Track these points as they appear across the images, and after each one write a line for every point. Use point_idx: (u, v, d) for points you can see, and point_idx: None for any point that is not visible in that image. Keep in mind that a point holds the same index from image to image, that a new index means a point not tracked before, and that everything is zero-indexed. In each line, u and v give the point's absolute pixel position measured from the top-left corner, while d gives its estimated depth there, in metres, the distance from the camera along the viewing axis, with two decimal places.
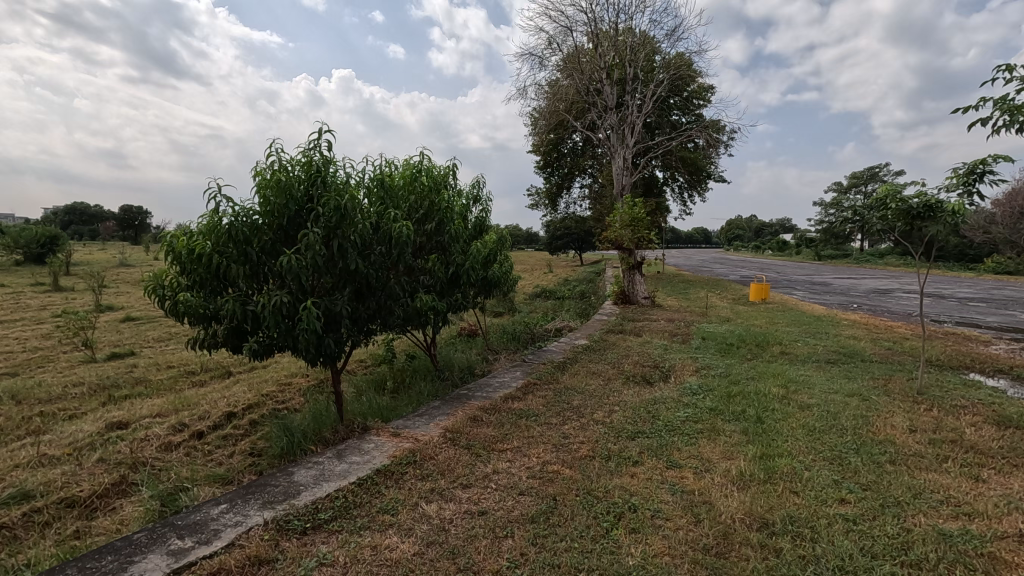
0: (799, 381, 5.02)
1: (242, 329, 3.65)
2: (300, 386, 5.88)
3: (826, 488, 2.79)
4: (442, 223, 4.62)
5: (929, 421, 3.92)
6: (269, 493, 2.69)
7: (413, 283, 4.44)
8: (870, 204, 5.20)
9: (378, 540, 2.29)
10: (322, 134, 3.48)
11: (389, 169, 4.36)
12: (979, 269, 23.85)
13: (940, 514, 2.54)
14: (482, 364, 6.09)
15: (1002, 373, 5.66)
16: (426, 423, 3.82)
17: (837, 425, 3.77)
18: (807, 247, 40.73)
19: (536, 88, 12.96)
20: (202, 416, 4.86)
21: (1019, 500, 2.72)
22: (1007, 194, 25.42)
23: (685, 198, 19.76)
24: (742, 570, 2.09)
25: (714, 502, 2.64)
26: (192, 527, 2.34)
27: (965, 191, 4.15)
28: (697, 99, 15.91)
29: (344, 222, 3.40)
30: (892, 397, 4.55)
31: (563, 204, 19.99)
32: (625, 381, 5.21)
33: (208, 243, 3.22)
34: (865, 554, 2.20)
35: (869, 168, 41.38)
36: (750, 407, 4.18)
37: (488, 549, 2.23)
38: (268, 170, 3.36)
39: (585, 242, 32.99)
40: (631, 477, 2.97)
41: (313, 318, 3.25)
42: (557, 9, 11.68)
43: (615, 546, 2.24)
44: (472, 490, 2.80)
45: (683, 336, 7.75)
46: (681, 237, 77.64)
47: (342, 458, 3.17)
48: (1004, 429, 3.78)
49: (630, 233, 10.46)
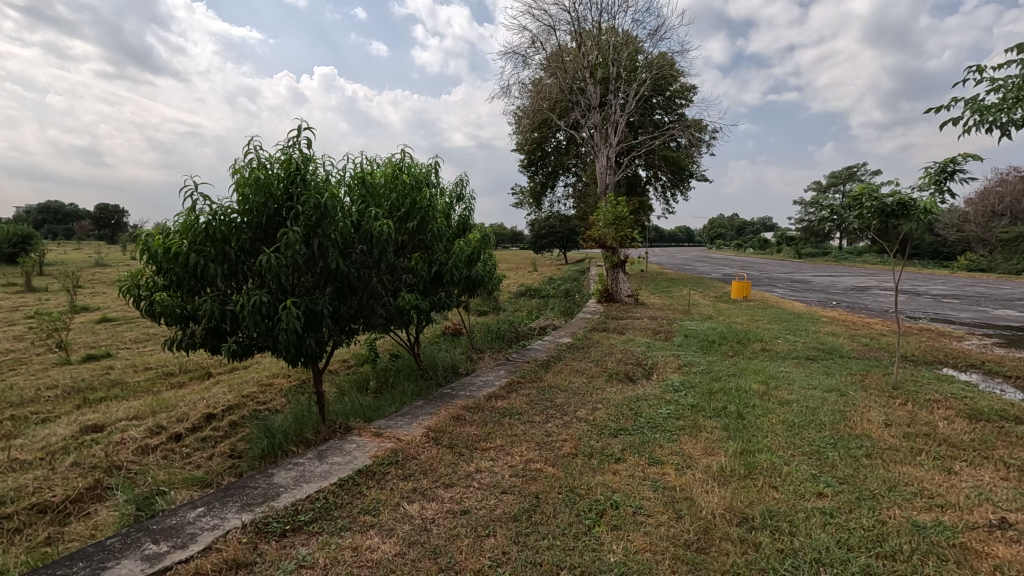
0: (779, 376, 5.11)
1: (221, 329, 3.60)
2: (282, 386, 5.83)
3: (805, 483, 2.83)
4: (424, 221, 4.59)
5: (904, 414, 4.02)
6: (248, 496, 2.64)
7: (396, 282, 4.41)
8: (847, 203, 5.26)
9: (360, 541, 2.26)
10: (301, 132, 3.44)
11: (370, 167, 4.32)
12: (952, 267, 24.38)
13: (914, 506, 2.60)
14: (466, 364, 6.07)
15: (975, 368, 5.79)
16: (409, 423, 3.80)
17: (815, 420, 3.83)
18: (787, 246, 41.39)
19: (520, 87, 12.93)
20: (179, 418, 4.79)
21: (989, 491, 2.78)
22: (979, 194, 26.15)
23: (668, 198, 19.99)
24: (722, 566, 2.10)
25: (695, 498, 2.66)
26: (168, 531, 2.30)
27: (937, 190, 4.24)
28: (679, 98, 16.06)
29: (324, 221, 3.36)
30: (869, 392, 4.63)
31: (547, 203, 20.14)
32: (608, 379, 5.22)
33: (184, 243, 3.17)
34: (841, 546, 2.24)
35: (849, 167, 41.95)
36: (731, 403, 4.24)
37: (470, 548, 2.22)
38: (247, 168, 3.30)
39: (569, 241, 33.13)
40: (613, 474, 2.98)
41: (292, 318, 3.21)
42: (540, 8, 11.68)
43: (597, 544, 2.25)
44: (454, 489, 2.78)
45: (666, 333, 7.84)
46: (664, 236, 78.19)
47: (324, 459, 3.14)
48: (975, 423, 3.88)
49: (614, 232, 10.50)
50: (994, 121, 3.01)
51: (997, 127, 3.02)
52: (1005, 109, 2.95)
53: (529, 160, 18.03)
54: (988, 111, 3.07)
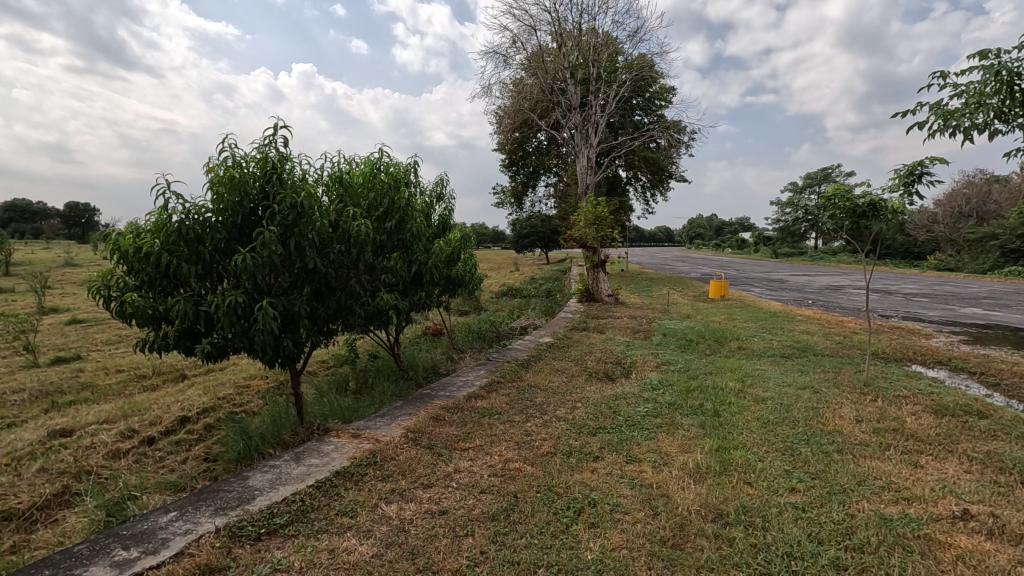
0: (754, 374, 5.21)
1: (195, 330, 3.52)
2: (259, 388, 5.73)
3: (778, 478, 2.89)
4: (402, 221, 4.57)
5: (874, 410, 4.13)
6: (222, 499, 2.60)
7: (375, 282, 4.37)
8: (821, 203, 5.37)
9: (336, 543, 2.25)
10: (277, 130, 3.39)
11: (348, 166, 4.28)
12: (922, 267, 24.99)
13: (881, 499, 2.67)
14: (447, 364, 6.05)
15: (942, 364, 5.97)
16: (388, 423, 3.78)
17: (789, 417, 3.92)
18: (765, 245, 42.01)
19: (501, 86, 12.93)
20: (153, 421, 4.69)
21: (953, 484, 2.88)
22: (946, 195, 26.95)
23: (648, 198, 20.18)
24: (697, 562, 2.13)
25: (671, 495, 2.70)
26: (138, 537, 2.25)
27: (906, 192, 4.35)
28: (658, 99, 16.23)
29: (302, 220, 3.33)
30: (841, 389, 4.74)
31: (528, 203, 20.17)
32: (588, 378, 5.26)
33: (156, 242, 3.10)
34: (812, 540, 2.29)
35: (826, 169, 42.70)
36: (708, 401, 4.31)
37: (447, 548, 2.22)
38: (221, 166, 3.25)
39: (551, 241, 33.21)
40: (591, 472, 3.01)
41: (269, 318, 3.17)
42: (521, 8, 11.72)
43: (575, 542, 2.26)
44: (433, 489, 2.78)
45: (645, 332, 7.93)
46: (644, 236, 78.96)
47: (301, 461, 3.11)
48: (941, 418, 4.00)
49: (594, 232, 10.56)
50: (957, 126, 3.04)
51: (960, 133, 3.04)
52: (968, 114, 2.96)
53: (510, 160, 18.04)
54: (951, 116, 3.07)
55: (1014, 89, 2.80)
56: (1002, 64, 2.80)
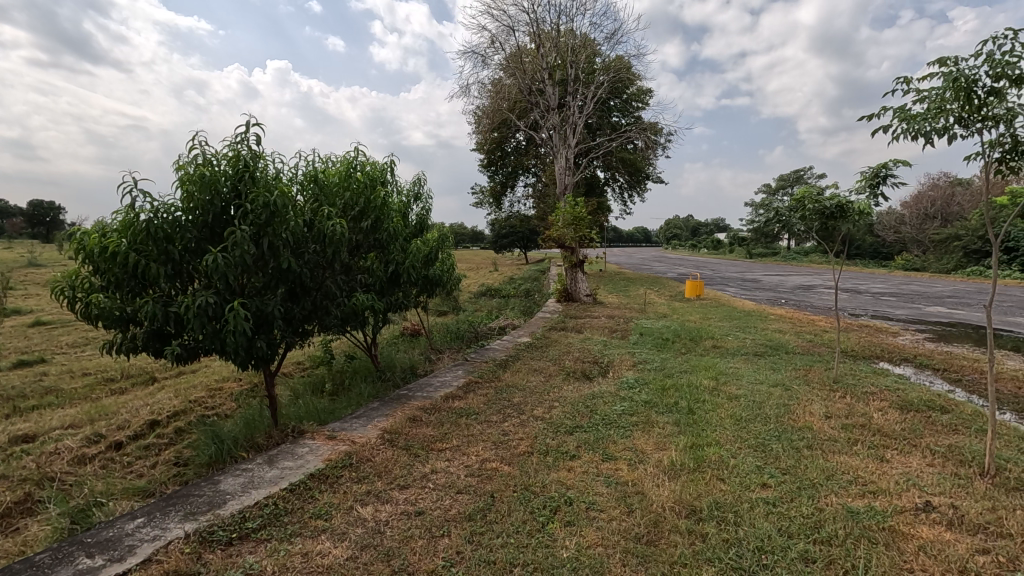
0: (728, 373, 5.30)
1: (165, 332, 3.44)
2: (232, 390, 5.63)
3: (750, 474, 2.94)
4: (378, 221, 4.53)
5: (843, 407, 4.24)
6: (192, 504, 2.55)
7: (351, 282, 4.32)
8: (791, 206, 5.50)
9: (310, 546, 2.22)
10: (249, 127, 3.33)
11: (323, 165, 4.22)
12: (889, 268, 25.68)
13: (849, 493, 2.75)
14: (424, 364, 6.03)
15: (908, 362, 6.16)
16: (364, 425, 3.75)
17: (761, 413, 4.00)
18: (740, 246, 42.78)
19: (479, 86, 12.91)
20: (120, 425, 4.57)
21: (917, 477, 2.97)
22: (912, 197, 27.82)
23: (626, 199, 20.32)
24: (671, 558, 2.16)
25: (646, 492, 2.73)
26: (103, 544, 2.19)
27: (872, 194, 4.48)
28: (636, 101, 16.40)
29: (275, 220, 3.27)
30: (811, 386, 4.86)
31: (507, 203, 20.17)
32: (565, 377, 5.29)
33: (123, 242, 3.01)
34: (782, 534, 2.34)
35: (798, 172, 43.54)
36: (683, 399, 4.37)
37: (424, 549, 2.21)
38: (191, 164, 3.18)
39: (529, 241, 33.27)
40: (568, 471, 3.03)
41: (241, 319, 3.11)
42: (499, 8, 11.71)
43: (551, 540, 2.28)
44: (409, 490, 2.77)
45: (623, 331, 8.00)
46: (622, 237, 79.75)
47: (274, 464, 3.06)
48: (906, 413, 4.13)
49: (573, 232, 10.60)
50: (919, 130, 3.13)
51: (923, 137, 3.13)
52: (929, 118, 3.05)
53: (489, 160, 18.02)
54: (914, 120, 3.16)
55: (973, 95, 2.90)
56: (961, 71, 2.89)
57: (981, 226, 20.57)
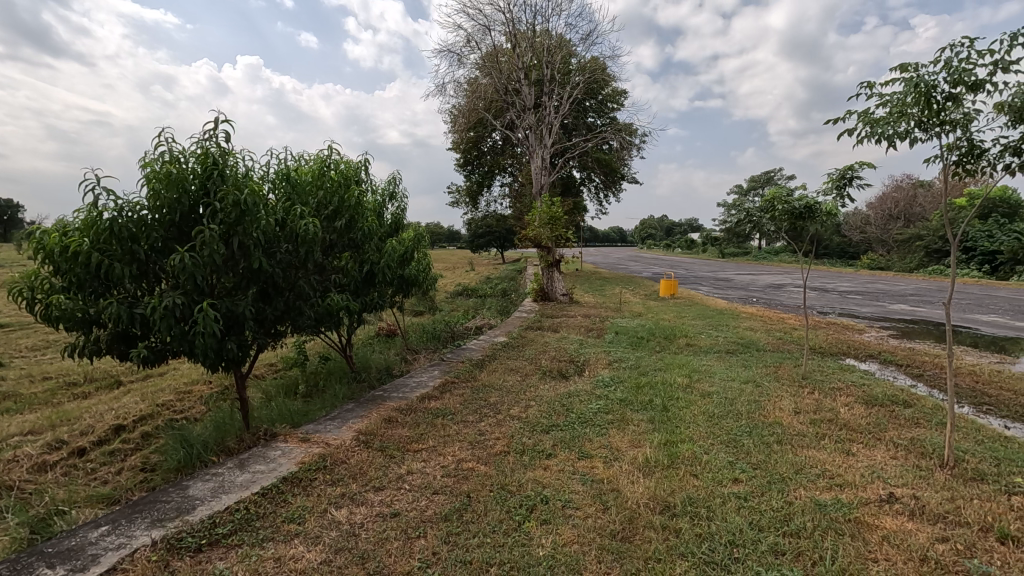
0: (701, 370, 5.39)
1: (130, 334, 3.34)
2: (202, 393, 5.49)
3: (722, 470, 3.00)
4: (353, 220, 4.48)
5: (811, 402, 4.35)
6: (158, 511, 2.48)
7: (325, 282, 4.26)
8: (762, 206, 5.62)
9: (282, 551, 2.19)
10: (218, 124, 3.26)
11: (295, 163, 4.16)
12: (855, 267, 26.39)
13: (817, 487, 2.82)
14: (400, 364, 5.99)
15: (873, 358, 6.36)
16: (338, 427, 3.70)
17: (733, 410, 4.08)
18: (713, 246, 43.55)
19: (455, 85, 12.85)
20: (83, 431, 4.42)
21: (881, 469, 3.07)
22: (877, 198, 28.69)
23: (601, 199, 20.46)
24: (645, 553, 2.19)
25: (621, 489, 2.76)
26: (65, 554, 2.12)
27: (839, 195, 4.61)
28: (611, 102, 16.52)
29: (246, 218, 3.20)
30: (781, 382, 4.98)
31: (483, 202, 20.13)
32: (541, 376, 5.30)
33: (85, 241, 2.91)
34: (753, 527, 2.39)
35: (769, 173, 44.42)
36: (657, 397, 4.43)
37: (399, 550, 2.20)
38: (158, 161, 3.10)
39: (506, 241, 33.28)
40: (544, 470, 3.04)
41: (210, 321, 3.03)
42: (475, 7, 11.65)
43: (526, 539, 2.28)
44: (385, 492, 2.74)
45: (598, 330, 8.07)
46: (598, 236, 80.42)
47: (245, 468, 3.00)
48: (871, 408, 4.26)
49: (549, 232, 10.62)
50: (882, 134, 3.23)
51: (886, 140, 3.24)
52: (892, 122, 3.15)
53: (465, 159, 17.96)
54: (878, 124, 3.26)
55: (932, 100, 3.00)
56: (921, 77, 3.00)
57: (942, 226, 21.30)
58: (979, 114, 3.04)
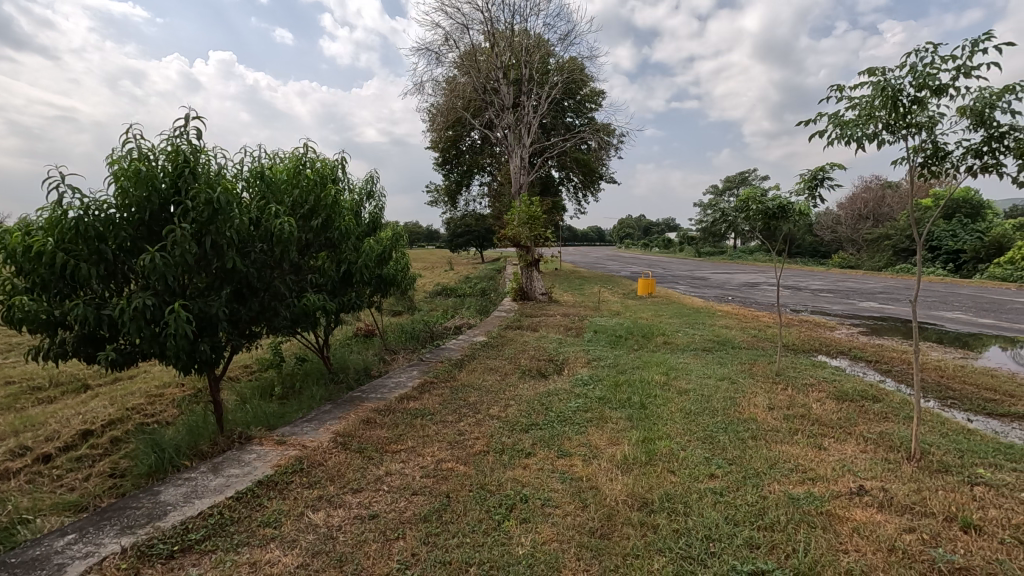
0: (678, 368, 5.46)
1: (98, 336, 3.25)
2: (174, 396, 5.37)
3: (698, 466, 3.04)
4: (330, 219, 4.42)
5: (785, 398, 4.45)
6: (129, 517, 2.41)
7: (302, 282, 4.20)
8: (737, 207, 5.72)
9: (258, 555, 2.15)
10: (189, 121, 3.19)
11: (270, 162, 4.10)
12: (827, 266, 27.01)
13: (790, 481, 2.88)
14: (378, 365, 5.94)
15: (844, 354, 6.52)
16: (315, 429, 3.65)
17: (709, 407, 4.14)
18: (689, 245, 44.14)
19: (434, 83, 12.78)
20: (49, 437, 4.28)
21: (852, 463, 3.15)
22: (847, 198, 29.40)
23: (580, 199, 20.55)
24: (624, 550, 2.21)
25: (600, 487, 2.78)
26: (29, 564, 2.05)
27: (810, 195, 4.72)
28: (589, 102, 16.61)
29: (218, 217, 3.14)
30: (756, 379, 5.08)
31: (462, 201, 20.07)
32: (521, 375, 5.31)
33: (50, 241, 2.82)
34: (729, 522, 2.43)
35: (744, 172, 44.84)
36: (635, 394, 4.48)
37: (378, 552, 2.18)
38: (126, 159, 3.02)
39: (485, 240, 33.25)
40: (523, 469, 3.04)
41: (182, 322, 2.97)
42: (453, 5, 11.58)
43: (506, 538, 2.28)
44: (363, 494, 2.71)
45: (578, 329, 8.11)
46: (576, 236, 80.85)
47: (219, 472, 2.94)
48: (842, 403, 4.37)
49: (528, 231, 10.64)
50: (852, 136, 3.31)
51: (855, 142, 3.32)
52: (861, 125, 3.24)
53: (444, 158, 17.88)
54: (847, 126, 3.35)
55: (899, 103, 3.09)
56: (888, 80, 3.09)
57: (909, 225, 21.96)
58: (942, 117, 3.14)
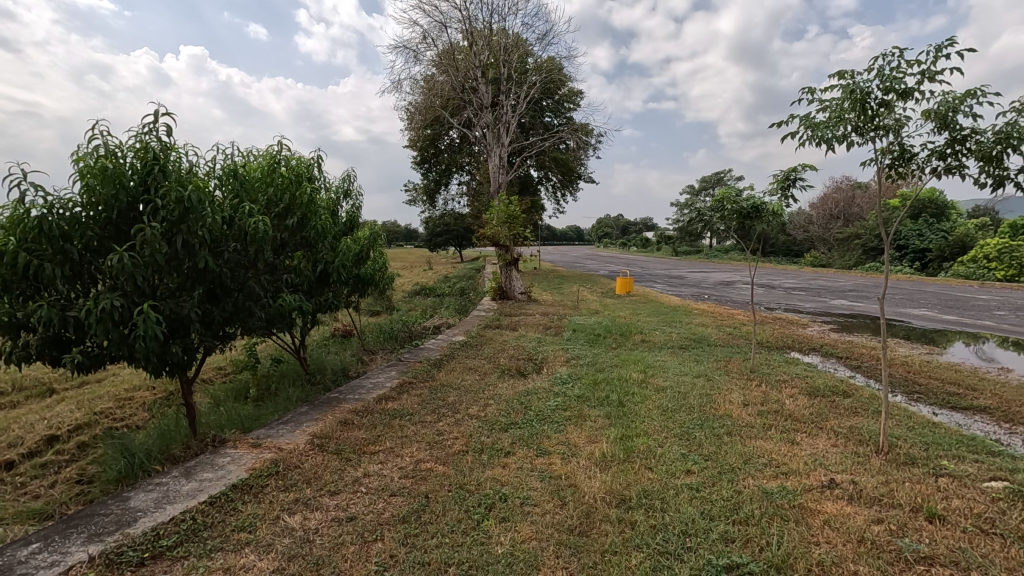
0: (655, 365, 5.53)
1: (64, 338, 3.14)
2: (144, 400, 5.23)
3: (675, 462, 3.08)
4: (306, 218, 4.36)
5: (759, 394, 4.54)
6: (96, 525, 2.34)
7: (277, 282, 4.13)
8: (712, 206, 5.80)
9: (232, 561, 2.11)
10: (159, 118, 3.12)
11: (243, 159, 4.02)
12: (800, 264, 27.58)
13: (763, 475, 2.94)
14: (356, 365, 5.88)
15: (816, 351, 6.68)
16: (291, 431, 3.60)
17: (685, 404, 4.20)
18: (666, 244, 44.65)
19: (412, 82, 12.69)
20: (11, 443, 4.13)
21: (823, 457, 3.23)
22: (819, 198, 30.07)
23: (559, 198, 20.61)
24: (602, 547, 2.22)
25: (578, 485, 2.79)
26: None
27: (783, 196, 4.82)
28: (567, 102, 16.69)
29: (190, 216, 3.07)
30: (732, 376, 5.17)
31: (441, 200, 19.97)
32: (500, 375, 5.31)
33: (10, 240, 2.72)
34: (705, 517, 2.47)
35: (721, 172, 45.46)
36: (613, 392, 4.52)
37: (356, 554, 2.16)
38: (92, 156, 2.93)
39: (464, 239, 33.14)
40: (502, 468, 3.04)
41: (152, 323, 2.89)
42: (431, 3, 11.52)
43: (485, 538, 2.28)
44: (340, 496, 2.68)
45: (556, 328, 8.15)
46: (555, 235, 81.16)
47: (191, 476, 2.88)
48: (814, 398, 4.48)
49: (507, 230, 10.64)
50: (822, 137, 3.39)
51: (826, 143, 3.40)
52: (830, 126, 3.32)
53: (422, 157, 17.78)
54: (818, 128, 3.43)
55: (866, 106, 3.18)
56: (856, 84, 3.17)
57: (878, 225, 22.57)
58: (908, 120, 3.23)
